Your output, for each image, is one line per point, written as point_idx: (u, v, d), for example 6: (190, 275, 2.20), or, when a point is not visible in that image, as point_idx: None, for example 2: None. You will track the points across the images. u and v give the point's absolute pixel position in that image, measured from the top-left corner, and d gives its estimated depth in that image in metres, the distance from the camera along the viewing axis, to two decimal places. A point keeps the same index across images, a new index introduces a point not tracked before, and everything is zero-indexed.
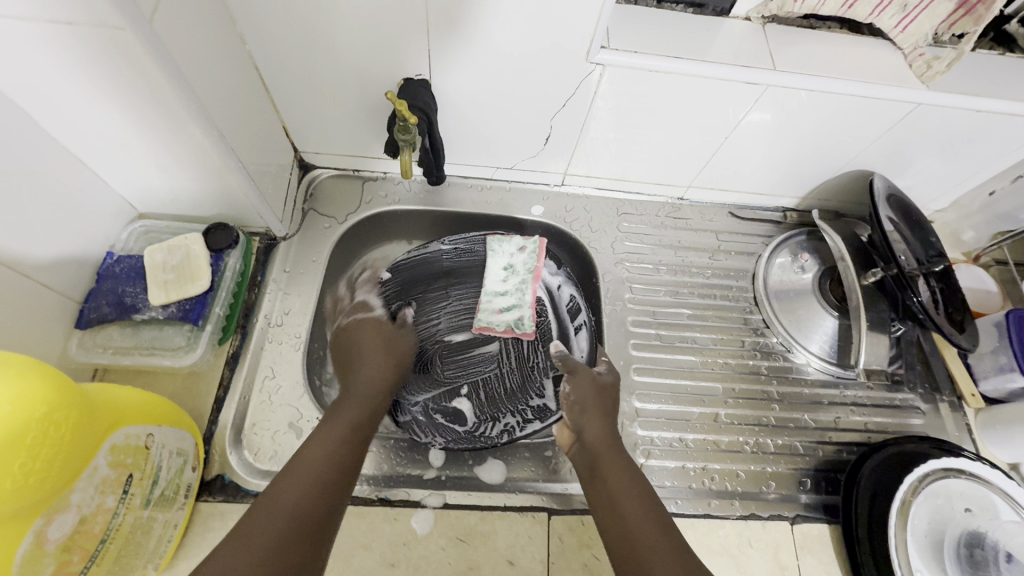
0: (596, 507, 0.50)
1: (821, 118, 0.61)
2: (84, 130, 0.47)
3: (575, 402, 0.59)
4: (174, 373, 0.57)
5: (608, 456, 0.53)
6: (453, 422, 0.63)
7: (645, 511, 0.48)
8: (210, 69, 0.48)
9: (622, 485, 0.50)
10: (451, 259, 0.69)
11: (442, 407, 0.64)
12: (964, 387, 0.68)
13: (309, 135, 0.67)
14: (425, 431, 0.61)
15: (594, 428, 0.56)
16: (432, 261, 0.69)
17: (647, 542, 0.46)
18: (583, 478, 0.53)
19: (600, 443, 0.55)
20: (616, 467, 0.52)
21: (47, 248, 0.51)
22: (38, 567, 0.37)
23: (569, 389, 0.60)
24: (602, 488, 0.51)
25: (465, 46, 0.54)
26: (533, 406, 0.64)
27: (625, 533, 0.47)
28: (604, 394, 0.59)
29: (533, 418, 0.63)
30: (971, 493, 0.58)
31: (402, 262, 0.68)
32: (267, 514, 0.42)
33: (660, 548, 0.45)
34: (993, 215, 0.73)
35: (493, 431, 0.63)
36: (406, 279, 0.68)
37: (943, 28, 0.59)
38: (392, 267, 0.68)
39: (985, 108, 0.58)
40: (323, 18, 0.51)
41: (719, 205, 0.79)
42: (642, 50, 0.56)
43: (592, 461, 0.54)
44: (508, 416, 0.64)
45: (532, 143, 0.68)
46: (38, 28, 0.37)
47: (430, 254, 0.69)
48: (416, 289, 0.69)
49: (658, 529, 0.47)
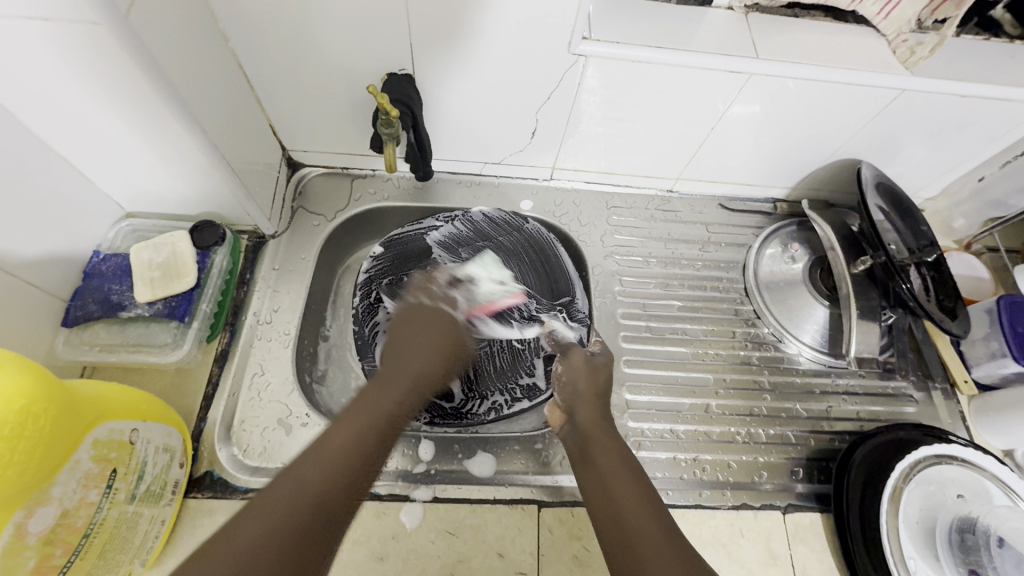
0: (586, 491, 0.48)
1: (809, 106, 0.61)
2: (66, 127, 0.48)
3: (568, 382, 0.58)
4: (161, 370, 0.57)
5: (600, 439, 0.52)
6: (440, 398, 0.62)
7: (633, 487, 0.47)
8: (189, 64, 0.48)
9: (614, 463, 0.49)
10: (446, 233, 0.69)
11: None
12: (958, 374, 0.68)
13: (295, 132, 0.67)
14: None
15: (587, 410, 0.55)
16: (422, 237, 0.68)
17: (636, 522, 0.44)
18: (575, 462, 0.52)
19: (592, 425, 0.53)
20: (607, 447, 0.51)
21: (32, 247, 0.51)
22: (20, 560, 0.37)
23: (562, 369, 0.60)
24: (593, 471, 0.49)
25: (445, 38, 0.54)
26: (522, 385, 0.64)
27: (613, 513, 0.45)
28: (597, 376, 0.59)
29: (520, 397, 0.64)
30: (964, 480, 0.57)
31: (395, 237, 0.68)
32: (289, 506, 0.37)
33: (649, 527, 0.43)
34: (983, 202, 0.73)
35: (480, 409, 0.62)
36: (397, 255, 0.68)
37: (926, 13, 0.59)
38: (385, 242, 0.68)
39: (970, 94, 0.58)
40: (307, 13, 0.51)
41: (708, 197, 0.79)
42: (625, 40, 0.56)
43: (583, 439, 0.52)
44: (496, 393, 0.64)
45: (520, 136, 0.68)
46: (16, 24, 0.38)
47: (423, 229, 0.69)
48: (409, 265, 0.67)
49: (647, 504, 0.45)
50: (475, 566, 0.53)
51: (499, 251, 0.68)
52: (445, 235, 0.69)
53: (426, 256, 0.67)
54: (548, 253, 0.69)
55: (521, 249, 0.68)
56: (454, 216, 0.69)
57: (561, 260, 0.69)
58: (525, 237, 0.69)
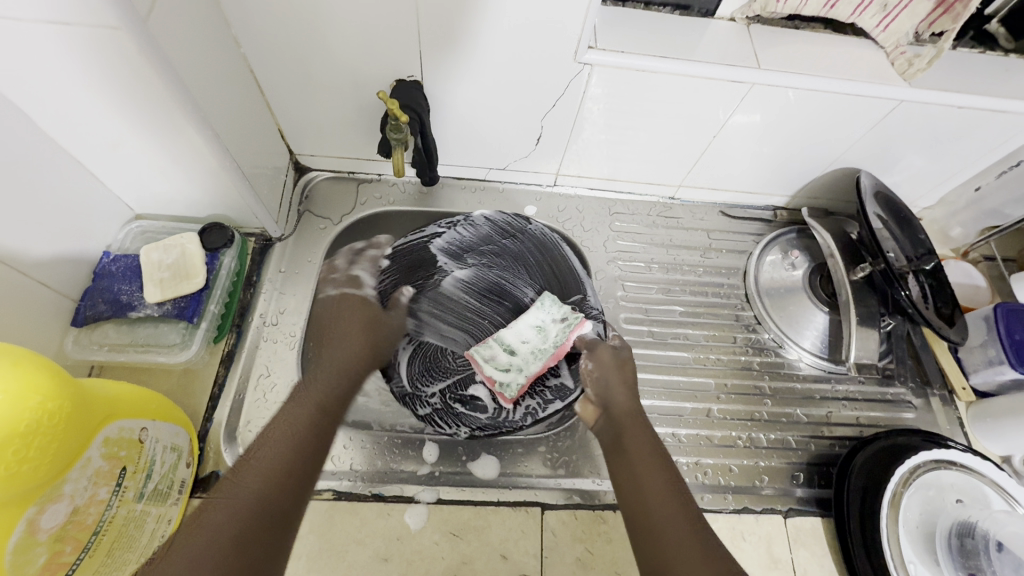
0: (617, 477, 0.51)
1: (810, 116, 0.62)
2: (81, 129, 0.48)
3: (598, 377, 0.58)
4: (168, 370, 0.58)
5: (633, 430, 0.53)
6: (473, 410, 0.60)
7: (661, 480, 0.49)
8: (203, 70, 0.49)
9: (644, 457, 0.51)
10: (450, 239, 0.68)
11: (459, 396, 0.61)
12: (956, 381, 0.69)
13: (304, 137, 0.68)
14: (446, 420, 0.59)
15: (620, 402, 0.56)
16: (430, 245, 0.67)
17: (663, 515, 0.46)
18: (608, 451, 0.54)
19: (626, 413, 0.55)
20: (640, 439, 0.52)
21: (44, 247, 0.51)
22: (31, 556, 0.37)
23: (591, 364, 0.59)
24: (624, 459, 0.51)
25: (452, 45, 0.55)
26: (550, 386, 0.62)
27: (641, 503, 0.47)
28: (626, 369, 0.59)
29: (553, 399, 0.61)
30: (962, 485, 0.58)
31: (402, 248, 0.67)
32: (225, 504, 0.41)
33: (675, 519, 0.46)
34: (980, 211, 0.74)
35: (515, 414, 0.60)
36: (406, 265, 0.66)
37: (922, 27, 0.60)
38: (392, 253, 0.66)
39: (967, 105, 0.59)
40: (317, 20, 0.52)
41: (709, 204, 0.80)
42: (629, 50, 0.57)
43: (617, 434, 0.54)
44: (527, 398, 0.61)
45: (525, 142, 0.69)
46: (38, 28, 0.38)
47: (428, 237, 0.68)
48: (419, 274, 0.66)
49: (674, 496, 0.47)
50: (479, 568, 0.53)
51: (504, 253, 0.68)
52: (450, 241, 0.67)
53: (434, 265, 0.66)
54: (555, 253, 0.68)
55: (527, 251, 0.68)
56: (455, 222, 0.69)
57: (567, 260, 0.68)
58: (529, 238, 0.69)
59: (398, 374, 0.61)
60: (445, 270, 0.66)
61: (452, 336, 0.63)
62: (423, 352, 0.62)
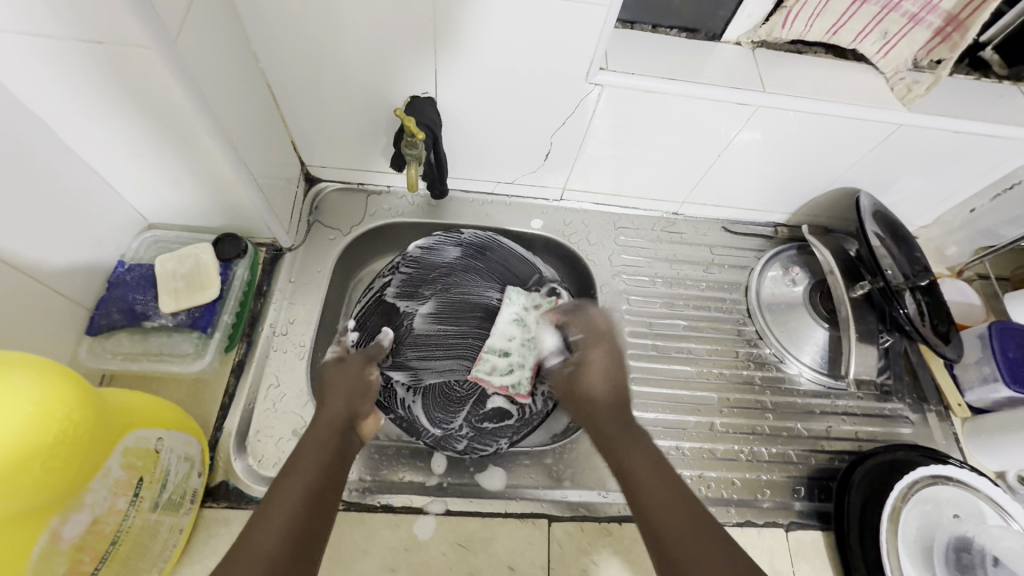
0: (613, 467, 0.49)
1: (811, 137, 0.64)
2: (102, 140, 0.49)
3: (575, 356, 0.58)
4: (180, 379, 0.58)
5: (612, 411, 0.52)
6: (501, 420, 0.64)
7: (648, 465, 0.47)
8: (224, 85, 0.50)
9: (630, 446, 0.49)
10: (399, 282, 0.68)
11: (483, 414, 0.64)
12: (951, 397, 0.70)
13: (315, 149, 0.69)
14: (484, 440, 0.62)
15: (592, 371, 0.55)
16: (383, 296, 0.68)
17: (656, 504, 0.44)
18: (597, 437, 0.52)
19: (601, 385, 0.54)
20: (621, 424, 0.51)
21: (61, 256, 0.52)
22: (52, 566, 0.38)
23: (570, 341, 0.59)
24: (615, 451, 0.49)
25: (466, 64, 0.57)
26: None
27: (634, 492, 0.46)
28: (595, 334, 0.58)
29: None
30: (959, 500, 0.59)
31: (364, 311, 0.67)
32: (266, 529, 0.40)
33: (668, 506, 0.43)
34: (974, 232, 0.76)
35: (537, 404, 0.64)
36: (376, 323, 0.67)
37: (921, 54, 0.63)
38: (358, 317, 0.67)
39: (963, 129, 0.61)
40: (335, 37, 0.54)
41: (712, 220, 0.82)
42: (639, 71, 0.58)
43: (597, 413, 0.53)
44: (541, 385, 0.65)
45: (533, 158, 0.70)
46: (69, 44, 0.40)
47: (378, 290, 0.68)
48: (389, 325, 0.67)
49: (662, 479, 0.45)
50: None
51: (454, 270, 0.70)
52: (400, 282, 0.68)
53: (403, 313, 0.67)
54: (500, 248, 0.71)
55: (472, 260, 0.70)
56: (396, 266, 0.69)
57: (512, 250, 0.71)
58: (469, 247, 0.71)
59: (424, 427, 0.62)
60: (414, 312, 0.67)
61: (449, 367, 0.65)
62: (430, 393, 0.64)
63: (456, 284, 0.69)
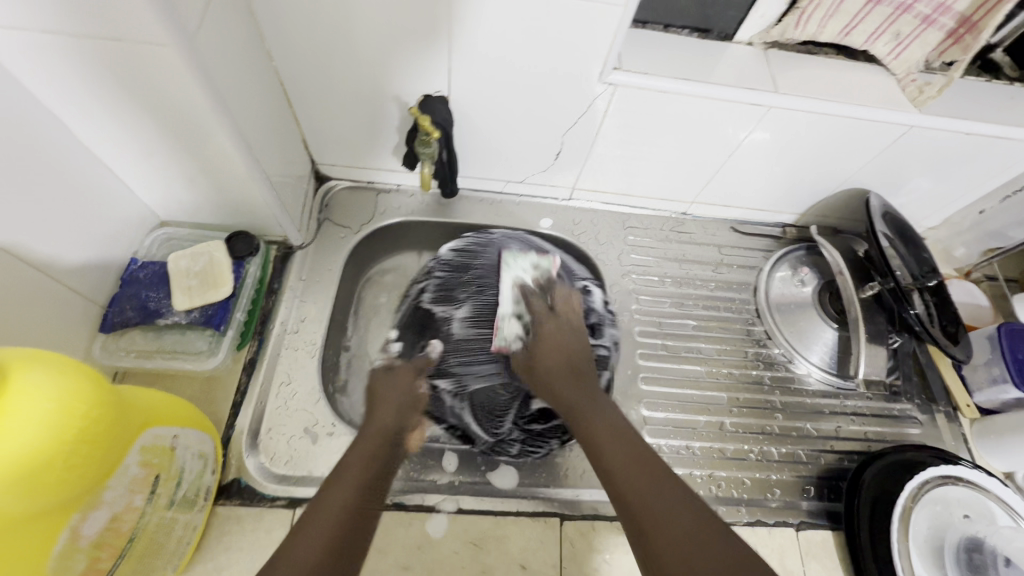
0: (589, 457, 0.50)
1: (823, 138, 0.64)
2: (118, 138, 0.49)
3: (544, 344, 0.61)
4: (192, 377, 0.58)
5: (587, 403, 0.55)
6: (549, 418, 0.62)
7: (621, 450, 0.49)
8: (239, 83, 0.50)
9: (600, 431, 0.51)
10: (434, 288, 0.68)
11: (531, 415, 0.62)
12: (960, 398, 0.70)
13: (326, 147, 0.69)
14: (533, 442, 0.61)
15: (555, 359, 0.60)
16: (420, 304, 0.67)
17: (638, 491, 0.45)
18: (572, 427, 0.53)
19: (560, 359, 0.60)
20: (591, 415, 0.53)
21: (75, 253, 0.52)
22: (71, 563, 0.38)
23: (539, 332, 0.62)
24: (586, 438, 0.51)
25: (480, 63, 0.57)
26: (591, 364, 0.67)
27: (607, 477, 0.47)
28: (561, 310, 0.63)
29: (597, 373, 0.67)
30: (969, 500, 0.59)
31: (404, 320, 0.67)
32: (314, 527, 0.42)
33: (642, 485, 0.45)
34: (982, 233, 0.77)
35: None
36: (416, 331, 0.67)
37: (933, 55, 0.63)
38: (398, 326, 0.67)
39: (974, 131, 0.61)
40: (349, 36, 0.54)
41: (721, 220, 0.82)
42: (652, 71, 0.59)
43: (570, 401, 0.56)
44: None
45: (544, 157, 0.70)
46: (88, 43, 0.40)
47: (416, 299, 0.68)
48: (428, 332, 0.66)
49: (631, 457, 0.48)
50: None
51: (488, 271, 0.68)
52: (435, 288, 0.68)
53: (441, 319, 0.66)
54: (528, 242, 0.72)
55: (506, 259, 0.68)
56: (431, 272, 0.69)
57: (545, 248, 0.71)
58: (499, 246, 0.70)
59: (475, 433, 0.62)
60: (452, 317, 0.66)
61: (490, 370, 0.64)
62: (474, 398, 0.63)
63: (491, 284, 0.67)
